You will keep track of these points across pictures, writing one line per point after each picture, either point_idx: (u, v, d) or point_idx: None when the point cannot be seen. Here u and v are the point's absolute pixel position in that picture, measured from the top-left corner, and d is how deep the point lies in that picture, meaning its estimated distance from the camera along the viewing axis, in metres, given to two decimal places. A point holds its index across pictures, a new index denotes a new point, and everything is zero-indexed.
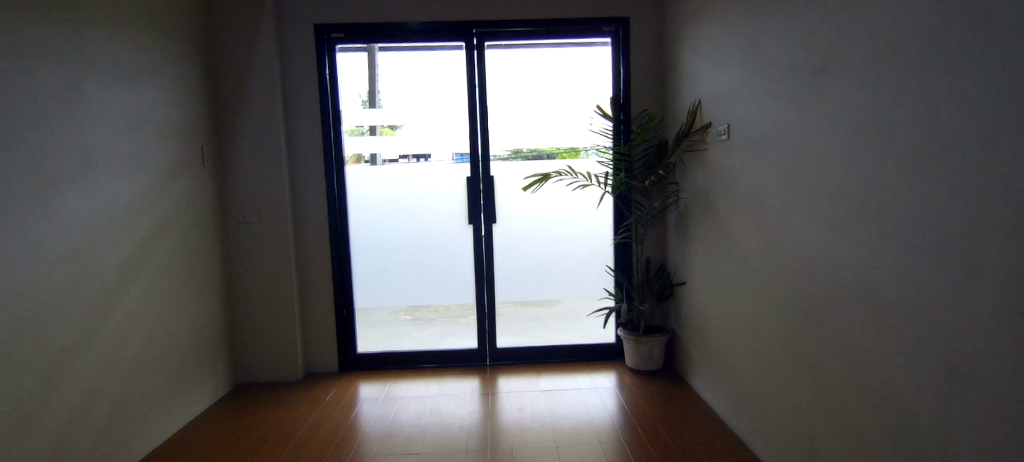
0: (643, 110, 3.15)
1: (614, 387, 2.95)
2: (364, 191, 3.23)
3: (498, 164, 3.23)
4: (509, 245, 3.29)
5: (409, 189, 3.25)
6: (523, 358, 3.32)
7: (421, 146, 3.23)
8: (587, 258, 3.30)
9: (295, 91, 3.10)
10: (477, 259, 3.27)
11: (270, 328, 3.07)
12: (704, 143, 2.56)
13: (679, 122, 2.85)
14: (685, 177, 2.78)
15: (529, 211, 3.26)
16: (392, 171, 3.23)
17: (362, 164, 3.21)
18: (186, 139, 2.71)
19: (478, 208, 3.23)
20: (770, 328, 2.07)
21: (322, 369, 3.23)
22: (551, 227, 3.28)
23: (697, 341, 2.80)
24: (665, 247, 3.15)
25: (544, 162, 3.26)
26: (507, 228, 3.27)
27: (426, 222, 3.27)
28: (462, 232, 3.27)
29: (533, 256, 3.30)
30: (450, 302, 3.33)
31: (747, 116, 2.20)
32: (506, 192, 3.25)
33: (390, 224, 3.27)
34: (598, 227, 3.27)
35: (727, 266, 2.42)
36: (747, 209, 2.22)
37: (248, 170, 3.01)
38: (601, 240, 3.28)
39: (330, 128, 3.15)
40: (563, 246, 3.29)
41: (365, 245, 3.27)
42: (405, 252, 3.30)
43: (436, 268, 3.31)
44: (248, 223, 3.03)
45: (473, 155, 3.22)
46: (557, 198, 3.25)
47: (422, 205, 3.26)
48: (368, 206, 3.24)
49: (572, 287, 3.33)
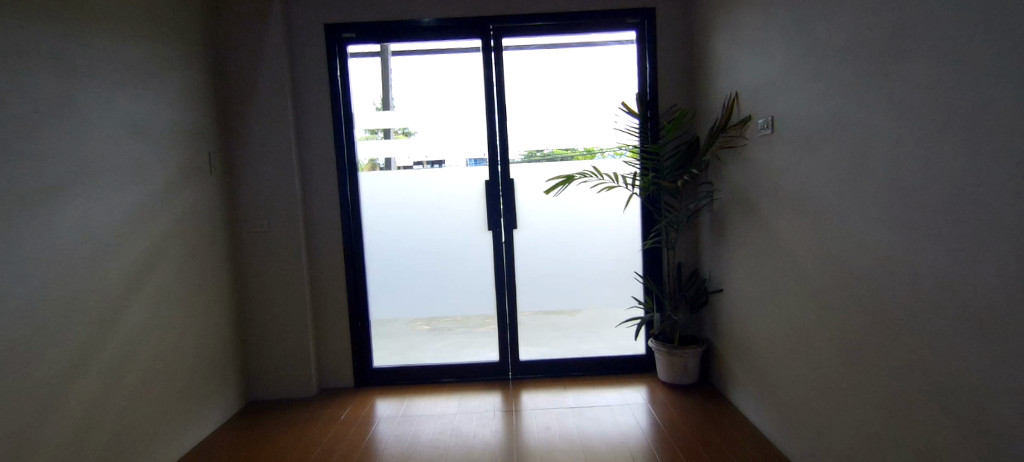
0: (672, 105, 2.96)
1: (647, 403, 2.75)
2: (378, 197, 3.09)
3: (518, 167, 3.07)
4: (531, 252, 3.11)
5: (425, 194, 3.10)
6: (548, 372, 3.14)
7: (436, 149, 3.08)
8: (613, 264, 3.11)
9: (306, 95, 2.98)
10: (497, 267, 3.11)
11: (283, 342, 2.94)
12: (744, 139, 2.36)
13: (712, 116, 2.66)
14: (721, 176, 2.58)
15: (551, 215, 3.09)
16: (406, 175, 3.09)
17: (376, 170, 3.08)
18: (192, 147, 2.60)
19: (498, 213, 3.06)
20: (827, 342, 1.86)
21: (337, 384, 3.09)
22: (575, 232, 3.10)
23: (738, 353, 2.59)
24: (698, 252, 2.94)
25: (566, 164, 3.09)
26: (528, 234, 3.10)
27: (443, 229, 3.12)
28: (481, 239, 3.11)
29: (555, 263, 3.12)
30: (470, 312, 3.17)
31: (793, 107, 2.00)
32: (527, 196, 3.08)
33: (406, 231, 3.12)
34: (625, 232, 3.08)
35: (772, 272, 2.21)
36: (795, 210, 2.01)
37: (258, 177, 2.89)
38: (628, 245, 3.09)
39: (342, 132, 3.02)
40: (587, 252, 3.11)
41: (380, 254, 3.13)
42: (421, 261, 3.15)
43: (455, 277, 3.15)
44: (259, 233, 2.91)
45: (492, 157, 3.06)
46: (580, 202, 3.07)
47: (439, 210, 3.11)
48: (382, 213, 3.10)
49: (598, 295, 3.14)
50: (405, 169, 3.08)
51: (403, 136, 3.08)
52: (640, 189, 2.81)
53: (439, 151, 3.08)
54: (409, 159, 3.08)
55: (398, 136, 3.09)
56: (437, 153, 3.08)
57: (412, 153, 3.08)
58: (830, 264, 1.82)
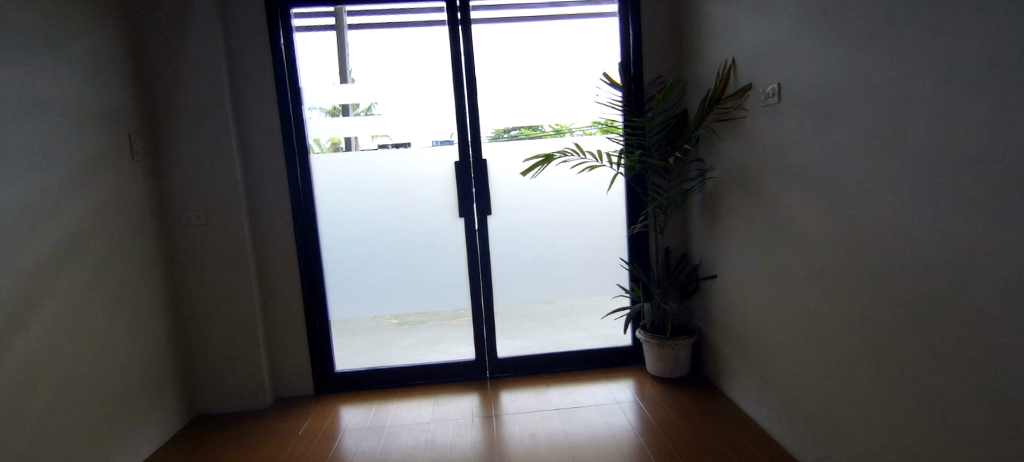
0: (657, 76, 2.72)
1: (637, 399, 2.56)
2: (334, 183, 2.74)
3: (491, 146, 2.77)
4: (508, 241, 2.85)
5: (387, 177, 2.77)
6: (529, 369, 2.91)
7: (400, 125, 2.74)
8: (596, 250, 2.88)
9: (245, 65, 2.59)
10: (471, 259, 2.83)
11: (230, 349, 2.59)
12: (745, 110, 2.14)
13: (704, 87, 2.43)
14: (716, 152, 2.37)
15: (528, 199, 2.81)
16: (365, 156, 2.74)
17: (341, 152, 2.72)
18: (107, 126, 2.18)
19: (470, 197, 2.77)
20: (848, 334, 1.68)
21: (295, 392, 2.78)
22: (555, 216, 2.84)
23: (734, 342, 2.42)
24: (687, 235, 2.74)
25: (544, 142, 2.81)
26: (504, 220, 2.82)
27: (409, 215, 2.80)
28: (452, 227, 2.81)
29: (534, 251, 2.87)
30: (441, 305, 2.89)
31: (804, 73, 1.77)
32: (502, 178, 2.79)
33: (367, 220, 2.80)
34: (608, 215, 2.85)
35: (777, 257, 2.02)
36: (808, 187, 1.80)
37: (192, 162, 2.49)
38: (612, 229, 2.86)
39: (289, 109, 2.64)
40: (568, 238, 2.86)
41: (338, 245, 2.79)
42: (386, 251, 2.83)
43: (424, 269, 2.85)
44: (195, 226, 2.52)
45: (462, 135, 2.74)
46: (560, 183, 2.81)
47: (404, 195, 2.79)
48: (339, 199, 2.76)
49: (580, 284, 2.91)
50: (363, 149, 2.73)
51: (360, 110, 2.73)
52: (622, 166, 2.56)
53: (403, 128, 2.74)
54: (367, 137, 2.73)
55: (354, 110, 2.73)
56: (400, 129, 2.74)
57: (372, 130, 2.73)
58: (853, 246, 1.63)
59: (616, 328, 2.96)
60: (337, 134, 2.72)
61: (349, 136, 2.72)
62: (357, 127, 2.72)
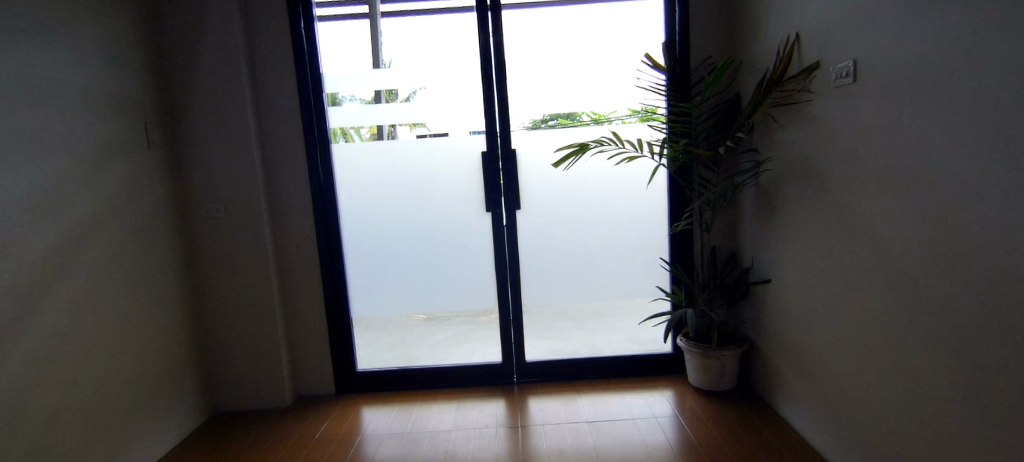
0: (706, 57, 2.45)
1: (676, 414, 2.34)
2: (357, 175, 2.62)
3: (521, 136, 2.58)
4: (537, 237, 2.66)
5: (411, 169, 2.62)
6: (559, 374, 2.73)
7: (423, 113, 2.57)
8: (634, 249, 2.65)
9: (264, 51, 2.48)
10: (499, 256, 2.66)
11: (250, 345, 2.53)
12: (810, 93, 1.86)
13: (761, 68, 2.15)
14: (774, 142, 2.10)
15: (560, 193, 2.61)
16: (387, 146, 2.59)
17: (378, 140, 2.59)
18: (122, 114, 2.11)
19: (497, 191, 2.59)
20: (943, 359, 1.40)
21: (316, 391, 2.70)
22: (589, 212, 2.62)
23: (791, 356, 2.15)
24: (737, 235, 2.48)
25: (578, 131, 2.59)
26: (534, 216, 2.63)
27: (433, 209, 2.65)
28: (478, 222, 2.65)
29: (566, 249, 2.67)
30: (467, 305, 2.73)
31: (890, 47, 1.49)
32: (531, 171, 2.60)
33: (390, 215, 2.66)
34: (648, 211, 2.61)
35: (849, 263, 1.75)
36: (891, 182, 1.52)
37: (211, 152, 2.42)
38: (652, 227, 2.62)
39: (310, 97, 2.52)
40: (603, 236, 2.64)
41: (360, 240, 2.67)
42: (409, 246, 2.69)
43: (449, 266, 2.70)
44: (215, 218, 2.45)
45: (490, 124, 2.56)
46: (595, 176, 2.59)
47: (428, 188, 2.63)
48: (360, 192, 2.63)
49: (616, 286, 2.69)
50: (385, 139, 2.58)
51: (382, 97, 2.57)
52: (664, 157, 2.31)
53: (427, 116, 2.57)
54: (389, 125, 2.58)
55: (375, 97, 2.58)
56: (423, 117, 2.57)
57: (393, 118, 2.57)
58: (951, 255, 1.34)
59: (654, 334, 2.73)
60: (358, 123, 2.58)
61: (371, 125, 2.58)
62: (378, 116, 2.57)
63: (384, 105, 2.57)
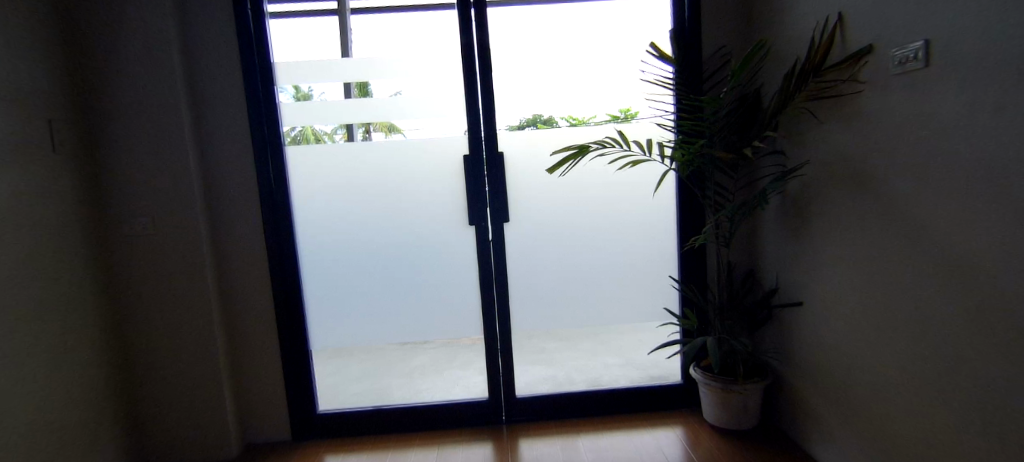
0: (720, 47, 2.15)
1: (693, 457, 2.00)
2: (316, 184, 2.23)
3: (509, 137, 2.22)
4: (529, 254, 2.31)
5: (380, 176, 2.23)
6: (553, 411, 2.38)
7: (394, 111, 2.19)
8: (637, 267, 2.32)
9: (202, 35, 2.07)
10: (484, 276, 2.30)
11: (186, 386, 2.10)
12: (860, 83, 1.59)
13: (790, 57, 1.87)
14: (809, 142, 1.81)
15: (554, 203, 2.27)
16: (351, 149, 2.20)
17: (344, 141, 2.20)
18: (22, 105, 1.69)
19: (482, 200, 2.23)
20: None
21: (268, 438, 2.28)
22: (588, 224, 2.28)
23: (827, 393, 1.84)
24: (756, 249, 2.18)
25: (575, 131, 2.24)
26: (524, 230, 2.28)
27: (407, 222, 2.27)
28: (460, 238, 2.28)
29: (561, 267, 2.33)
30: (447, 333, 2.36)
31: (984, 21, 1.20)
32: (521, 177, 2.24)
33: (356, 229, 2.27)
34: (653, 223, 2.29)
35: (913, 288, 1.45)
36: (989, 189, 1.21)
37: (135, 155, 1.99)
38: (658, 241, 2.30)
39: (261, 90, 2.13)
40: (603, 251, 2.31)
41: (320, 260, 2.28)
42: (378, 266, 2.30)
43: (426, 288, 2.33)
44: (141, 236, 2.02)
45: (474, 122, 2.20)
46: (594, 183, 2.25)
47: (401, 198, 2.25)
48: (320, 203, 2.24)
49: (617, 308, 2.36)
50: (356, 140, 2.20)
51: (346, 91, 2.18)
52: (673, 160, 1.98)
53: (399, 114, 2.19)
54: (359, 124, 2.19)
55: (338, 91, 2.19)
56: (395, 116, 2.20)
57: (361, 116, 2.18)
58: None
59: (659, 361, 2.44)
60: (322, 121, 2.19)
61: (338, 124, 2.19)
62: (341, 113, 2.18)
63: (354, 100, 2.18)
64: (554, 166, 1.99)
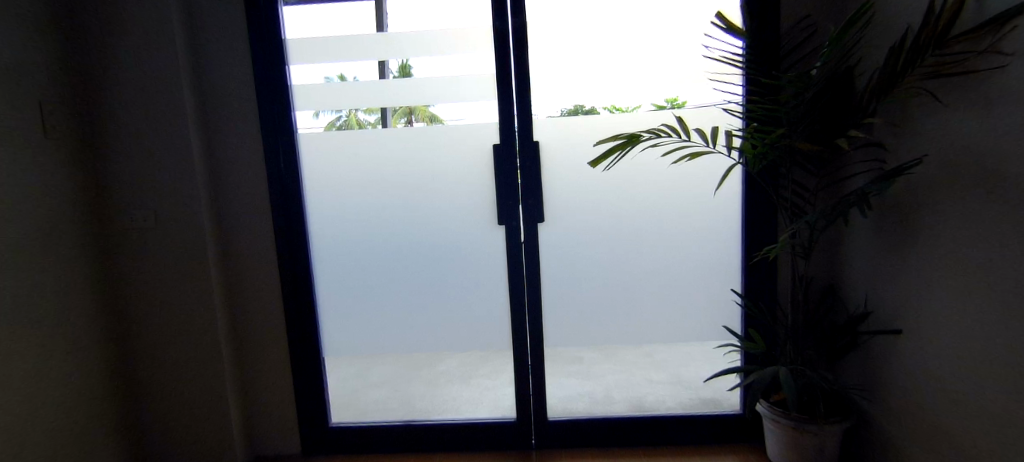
0: (804, 16, 1.78)
1: None
2: (331, 176, 2.01)
3: (546, 125, 1.93)
4: (566, 261, 2.02)
5: (401, 169, 1.98)
6: (589, 438, 2.11)
7: (415, 94, 1.93)
8: (692, 277, 2.00)
9: (208, 10, 1.88)
10: (514, 284, 2.03)
11: (188, 393, 1.95)
12: (1005, 55, 1.21)
13: (901, 24, 1.48)
14: (923, 132, 1.43)
15: (596, 201, 1.96)
16: (367, 136, 1.96)
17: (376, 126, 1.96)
18: (5, 87, 1.53)
19: (513, 197, 1.94)
20: None
21: (278, 451, 2.11)
22: (636, 227, 1.97)
23: (935, 448, 1.48)
24: (841, 261, 1.81)
25: (624, 117, 1.91)
26: (561, 233, 1.99)
27: (429, 220, 2.02)
28: (487, 239, 2.02)
29: (603, 275, 2.03)
30: (472, 345, 2.11)
31: None
32: (560, 172, 1.95)
33: (373, 228, 2.04)
34: (713, 226, 1.95)
35: None
36: None
37: (136, 142, 1.83)
38: (719, 248, 1.97)
39: (271, 72, 1.92)
40: (653, 258, 2.00)
41: (334, 260, 2.07)
42: (397, 269, 2.06)
43: (449, 295, 2.08)
44: (142, 230, 1.86)
45: (505, 109, 1.92)
46: (645, 180, 1.93)
47: (422, 193, 2.00)
48: (334, 197, 2.02)
49: (667, 324, 2.05)
50: (389, 126, 1.96)
51: (364, 72, 1.94)
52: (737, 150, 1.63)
53: (420, 98, 1.93)
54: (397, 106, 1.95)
55: (358, 73, 1.95)
56: (416, 100, 1.94)
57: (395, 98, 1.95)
58: None
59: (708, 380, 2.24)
60: (346, 105, 1.96)
61: (377, 106, 1.95)
62: (359, 96, 1.95)
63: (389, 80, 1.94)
64: (597, 158, 1.69)
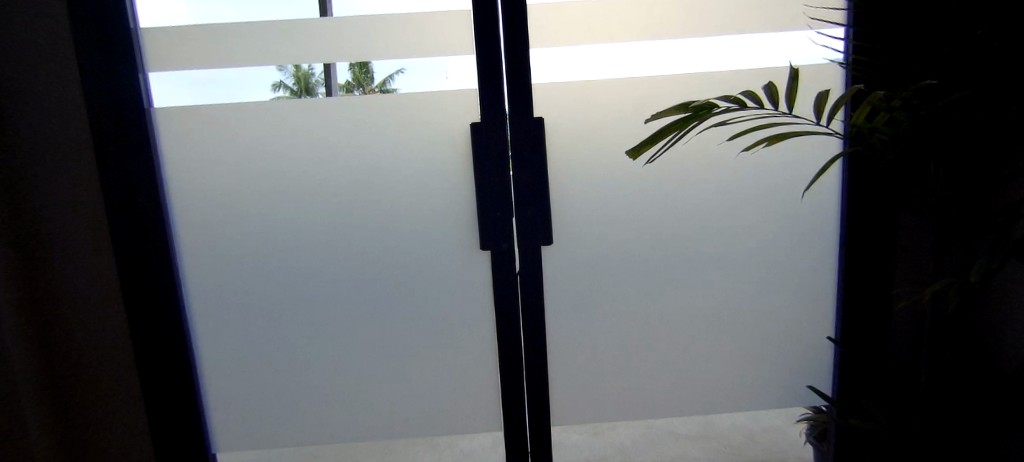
0: None
1: None
2: (209, 176, 1.25)
3: (551, 95, 1.22)
4: (583, 297, 1.35)
5: (324, 164, 1.25)
6: None
7: (341, 48, 1.20)
8: (763, 318, 1.36)
9: None
10: (506, 334, 1.35)
11: None
12: None
13: None
14: None
15: (625, 211, 1.29)
16: (262, 114, 1.22)
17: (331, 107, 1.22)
18: None
19: (502, 206, 1.25)
20: None
21: None
22: (684, 247, 1.32)
23: None
24: (993, 291, 1.23)
25: (673, 91, 1.22)
26: (575, 257, 1.32)
27: (371, 244, 1.30)
28: (463, 270, 1.32)
29: (637, 319, 1.36)
30: (444, 426, 1.41)
31: None
32: (574, 166, 1.26)
33: (285, 255, 1.30)
34: (796, 245, 1.32)
35: None
36: None
37: None
38: (804, 275, 1.34)
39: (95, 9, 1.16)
40: (709, 293, 1.35)
41: (217, 309, 1.32)
42: (318, 321, 1.33)
43: (407, 355, 1.37)
44: None
45: (489, 66, 1.21)
46: (699, 177, 1.27)
47: (359, 201, 1.27)
48: (213, 211, 1.26)
49: (730, 385, 1.40)
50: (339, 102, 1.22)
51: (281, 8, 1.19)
52: (865, 123, 0.97)
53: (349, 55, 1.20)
54: (351, 93, 1.21)
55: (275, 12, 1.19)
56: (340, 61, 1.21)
57: (346, 82, 1.22)
58: None
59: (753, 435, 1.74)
60: (221, 74, 1.20)
61: (280, 73, 1.21)
62: (247, 48, 1.20)
63: (353, 39, 1.20)
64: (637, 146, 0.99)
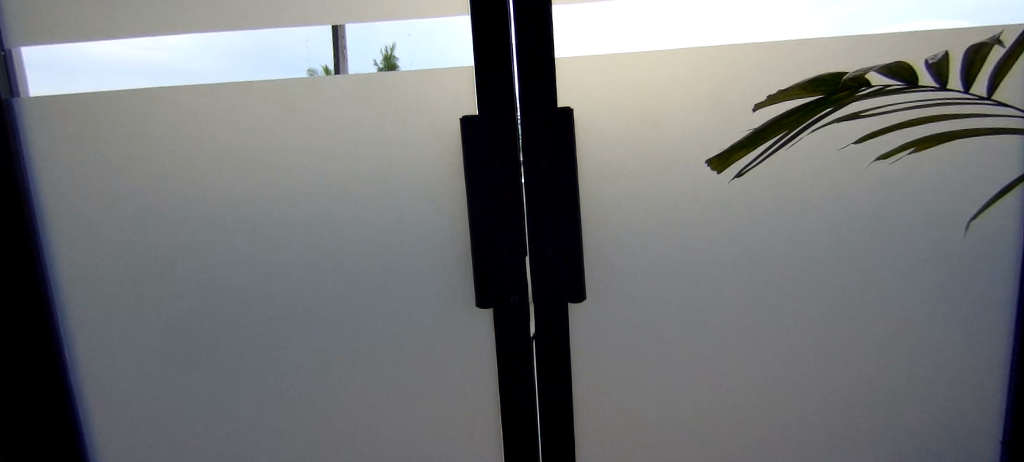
0: None
1: None
2: (98, 194, 0.89)
3: (601, 85, 0.82)
4: (628, 375, 0.92)
5: (256, 182, 0.88)
6: None
7: (368, 47, 0.83)
8: (890, 406, 0.92)
9: None
10: (515, 423, 0.94)
11: None
12: None
13: None
14: None
15: (692, 251, 0.87)
16: (176, 109, 0.86)
17: (307, 110, 0.85)
18: None
19: (508, 242, 0.82)
20: None
21: None
22: (778, 306, 0.88)
23: None
24: None
25: (769, 73, 0.82)
26: (618, 318, 0.90)
27: (324, 290, 0.92)
28: (454, 332, 0.92)
29: (708, 405, 0.93)
30: None
31: None
32: (618, 187, 0.85)
33: (207, 304, 0.93)
34: (954, 305, 0.87)
35: None
36: None
37: None
38: (964, 349, 0.89)
39: None
40: (812, 369, 0.91)
41: (118, 375, 0.96)
42: (252, 391, 0.97)
43: (373, 445, 0.97)
44: None
45: (494, 38, 0.80)
46: (806, 198, 0.84)
47: (305, 230, 0.89)
48: (106, 243, 0.90)
49: None
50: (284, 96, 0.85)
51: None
52: None
53: (377, 47, 0.83)
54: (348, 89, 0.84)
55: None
56: (359, 57, 0.83)
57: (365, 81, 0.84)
58: None
59: None
60: (142, 60, 0.85)
61: (215, 63, 0.84)
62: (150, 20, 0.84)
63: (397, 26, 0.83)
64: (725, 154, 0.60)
